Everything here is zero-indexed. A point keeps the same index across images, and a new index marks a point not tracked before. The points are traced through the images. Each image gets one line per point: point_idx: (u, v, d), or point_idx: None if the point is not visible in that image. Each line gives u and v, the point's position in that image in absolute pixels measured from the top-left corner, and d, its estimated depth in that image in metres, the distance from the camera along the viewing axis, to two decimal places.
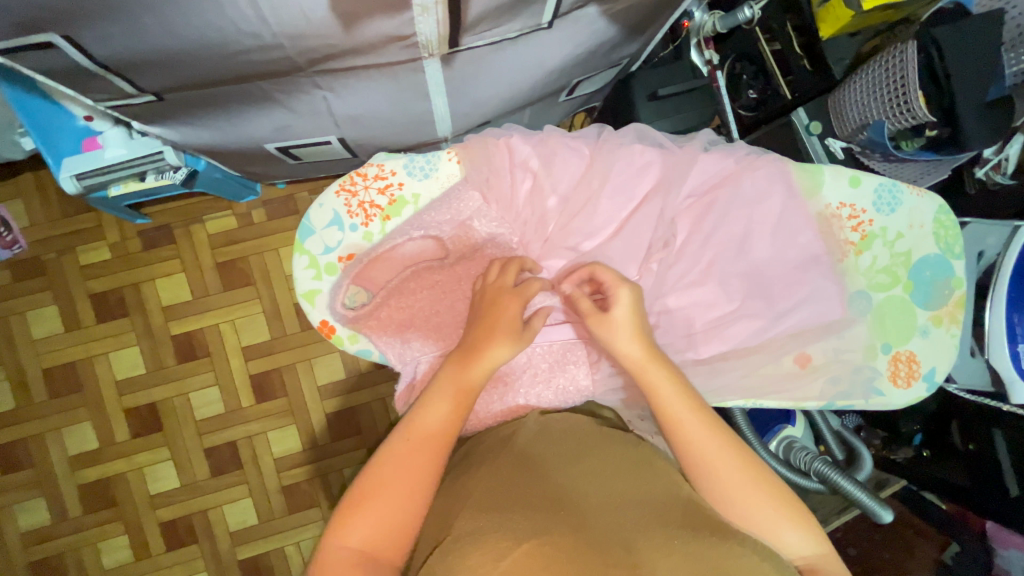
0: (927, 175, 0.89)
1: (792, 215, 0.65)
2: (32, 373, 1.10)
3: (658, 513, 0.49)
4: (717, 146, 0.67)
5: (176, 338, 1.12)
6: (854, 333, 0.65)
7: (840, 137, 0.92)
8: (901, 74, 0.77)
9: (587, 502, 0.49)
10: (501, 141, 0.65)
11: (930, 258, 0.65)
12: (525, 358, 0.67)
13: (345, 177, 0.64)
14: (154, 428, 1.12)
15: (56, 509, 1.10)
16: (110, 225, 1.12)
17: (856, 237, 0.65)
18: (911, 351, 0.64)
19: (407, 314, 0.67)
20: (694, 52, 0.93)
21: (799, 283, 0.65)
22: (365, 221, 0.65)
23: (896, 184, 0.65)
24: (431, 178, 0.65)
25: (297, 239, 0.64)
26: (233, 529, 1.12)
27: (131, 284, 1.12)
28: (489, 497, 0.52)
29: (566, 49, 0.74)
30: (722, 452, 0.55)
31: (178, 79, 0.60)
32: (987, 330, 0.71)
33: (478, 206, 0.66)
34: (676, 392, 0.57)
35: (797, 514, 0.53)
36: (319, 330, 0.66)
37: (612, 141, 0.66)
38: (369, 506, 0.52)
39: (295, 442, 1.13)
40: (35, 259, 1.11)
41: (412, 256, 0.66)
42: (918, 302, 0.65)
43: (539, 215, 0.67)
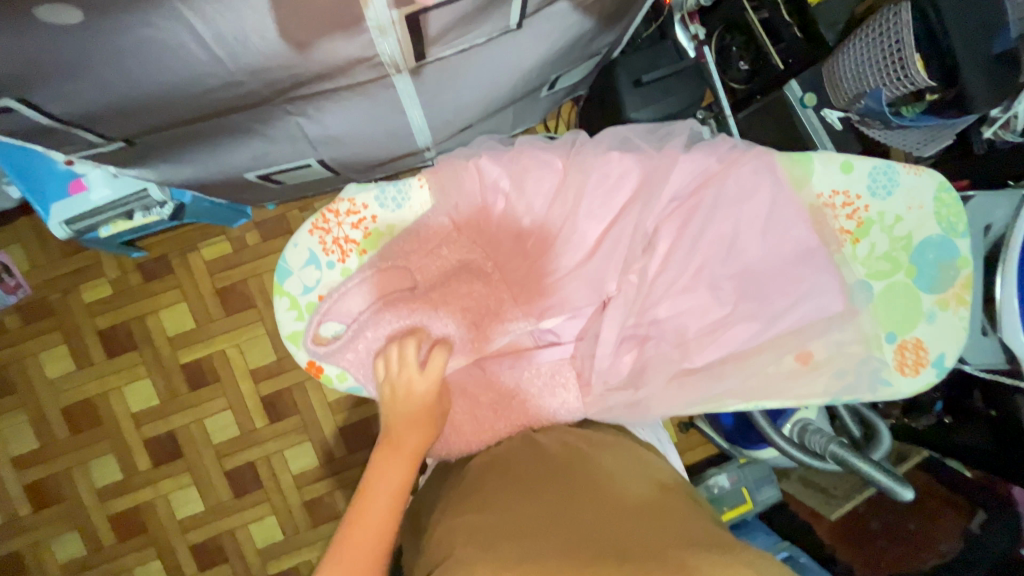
0: (931, 142, 0.85)
1: (782, 207, 0.62)
2: (52, 411, 1.13)
3: (668, 532, 0.47)
4: (700, 142, 0.64)
5: (186, 367, 1.14)
6: (858, 325, 0.61)
7: (837, 106, 0.88)
8: (897, 36, 0.74)
9: (568, 521, 0.48)
10: (470, 163, 0.64)
11: (936, 239, 0.62)
12: (512, 383, 0.66)
13: (317, 216, 0.65)
14: (174, 455, 1.14)
15: (90, 539, 1.14)
16: (109, 260, 1.12)
17: (851, 225, 0.63)
18: (917, 338, 0.62)
19: (383, 342, 0.63)
20: (678, 27, 0.87)
21: (796, 279, 0.62)
22: (342, 257, 0.65)
23: (891, 165, 0.62)
24: (403, 209, 0.65)
25: (276, 281, 0.65)
26: (261, 546, 1.15)
27: (136, 317, 1.13)
28: (479, 525, 0.50)
29: (540, 49, 0.72)
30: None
31: (145, 124, 0.60)
32: (999, 308, 0.65)
33: (449, 229, 0.65)
34: None
35: None
36: (308, 371, 0.66)
37: (587, 147, 0.65)
38: (363, 511, 0.50)
39: (313, 457, 1.15)
40: (40, 300, 1.12)
41: (381, 288, 0.64)
42: (921, 287, 0.62)
43: (516, 235, 0.65)
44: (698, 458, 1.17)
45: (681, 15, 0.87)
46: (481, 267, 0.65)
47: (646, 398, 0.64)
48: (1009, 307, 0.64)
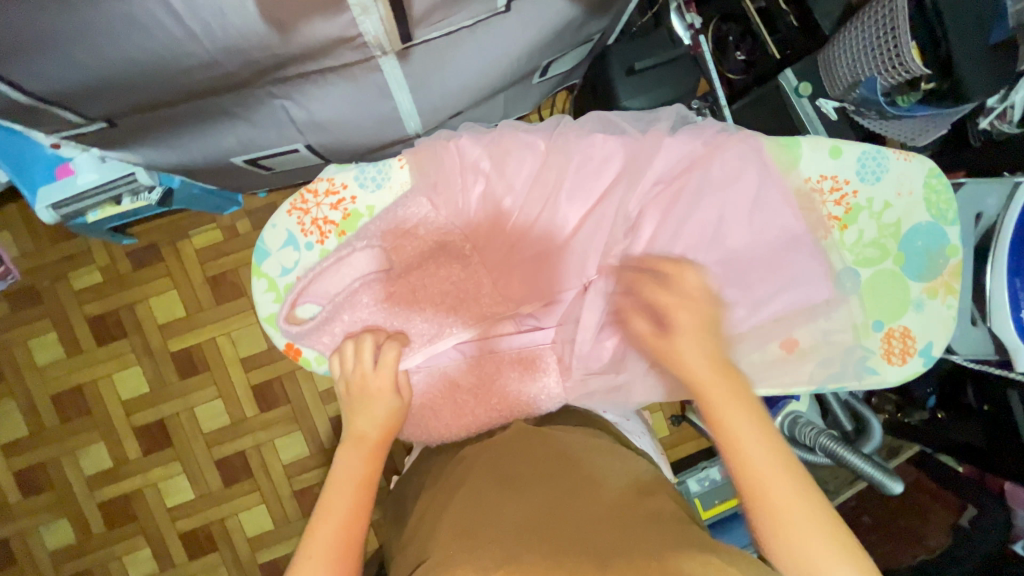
0: (926, 133, 0.84)
1: (768, 192, 0.61)
2: (41, 398, 1.12)
3: (639, 531, 0.44)
4: (687, 125, 0.63)
5: (176, 355, 1.13)
6: (843, 313, 0.61)
7: (833, 96, 0.87)
8: (891, 24, 0.73)
9: (529, 511, 0.48)
10: (450, 143, 0.63)
11: (924, 226, 0.62)
12: (495, 370, 0.65)
13: (295, 196, 0.64)
14: (164, 444, 1.14)
15: (80, 527, 1.14)
16: (99, 248, 1.12)
17: (840, 211, 0.62)
18: (905, 326, 0.61)
19: (360, 327, 0.63)
20: (675, 18, 0.87)
21: (781, 265, 0.62)
22: (320, 238, 0.64)
23: (880, 150, 0.61)
24: (383, 189, 0.63)
25: (254, 262, 0.64)
26: (251, 535, 1.15)
27: (126, 305, 1.12)
28: (464, 523, 0.48)
29: (528, 33, 0.71)
30: (759, 436, 0.48)
31: (125, 105, 0.59)
32: (990, 298, 0.65)
33: (427, 211, 0.64)
34: (718, 393, 0.51)
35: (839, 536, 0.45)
36: (286, 353, 0.65)
37: (571, 130, 0.64)
38: (329, 505, 0.51)
39: (303, 447, 1.14)
40: (30, 287, 1.12)
41: (358, 269, 0.63)
42: (909, 273, 0.62)
43: (495, 217, 0.65)
44: (689, 451, 1.17)
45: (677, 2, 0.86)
46: (457, 248, 0.66)
47: (628, 384, 0.64)
48: (999, 295, 0.64)
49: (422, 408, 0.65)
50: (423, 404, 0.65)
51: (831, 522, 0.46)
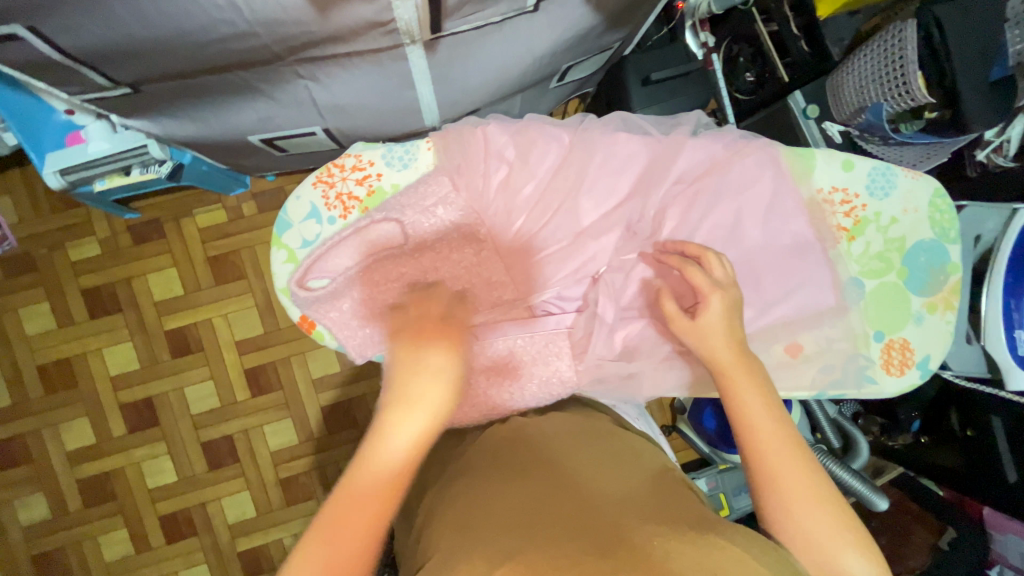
0: (928, 159, 0.88)
1: (782, 199, 0.64)
2: (28, 369, 1.10)
3: (668, 520, 0.43)
4: (707, 130, 0.66)
5: (170, 334, 1.12)
6: (848, 321, 0.62)
7: (838, 120, 0.90)
8: (900, 53, 0.76)
9: (543, 509, 0.45)
10: (478, 130, 0.64)
11: (927, 244, 0.64)
12: (505, 351, 0.64)
13: (321, 169, 0.63)
14: (151, 423, 1.12)
15: (56, 504, 1.11)
16: (100, 220, 1.11)
17: (848, 222, 0.64)
18: (905, 338, 0.63)
19: (368, 302, 0.64)
20: (689, 35, 0.91)
21: (791, 270, 0.64)
22: (343, 213, 0.63)
23: (889, 167, 0.64)
24: (410, 169, 0.63)
25: (274, 233, 0.63)
26: (232, 522, 1.13)
27: (122, 280, 1.11)
28: (483, 529, 0.44)
29: (553, 35, 0.73)
30: (786, 449, 0.48)
31: (152, 70, 0.59)
32: (983, 316, 0.68)
33: (446, 191, 0.64)
34: (736, 373, 0.52)
35: (837, 521, 0.45)
36: (300, 326, 0.64)
37: (596, 127, 0.65)
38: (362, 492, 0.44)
39: (291, 434, 1.14)
40: (25, 254, 1.10)
41: (375, 244, 0.63)
42: (912, 287, 0.63)
43: (511, 205, 0.66)
44: (678, 462, 1.18)
45: (692, 22, 0.91)
46: (476, 232, 0.66)
47: (640, 373, 0.66)
48: (994, 319, 0.67)
49: None
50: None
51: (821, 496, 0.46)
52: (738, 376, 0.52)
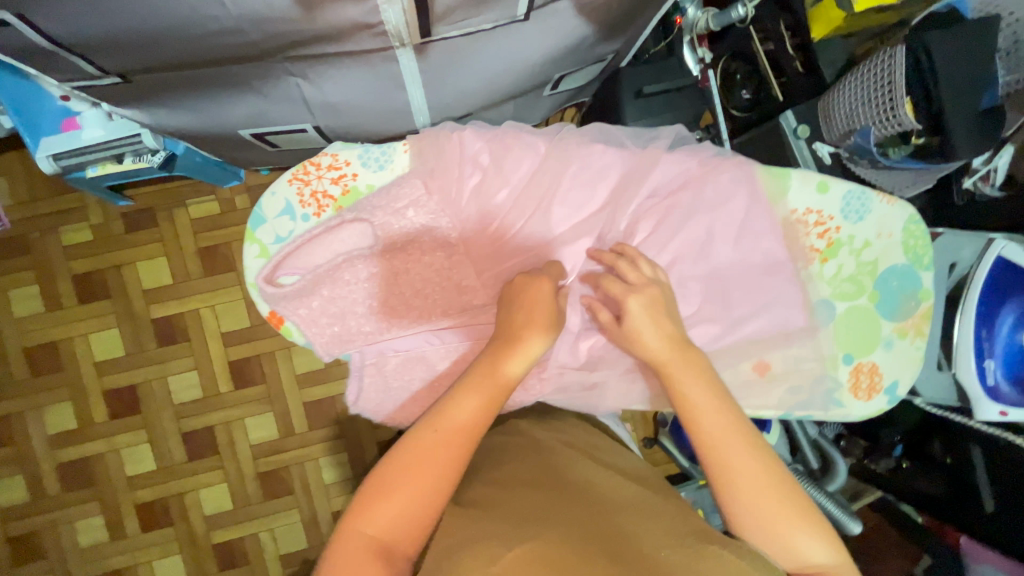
0: (914, 185, 0.89)
1: (757, 217, 0.64)
2: (15, 351, 1.10)
3: (660, 521, 0.49)
4: (685, 146, 0.66)
5: (157, 322, 1.12)
6: (817, 343, 0.63)
7: (829, 141, 0.91)
8: (889, 77, 0.77)
9: (543, 502, 0.51)
10: (453, 134, 0.64)
11: (899, 267, 0.65)
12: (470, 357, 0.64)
13: (297, 165, 0.62)
14: (134, 410, 1.12)
15: (34, 487, 1.10)
16: (94, 206, 1.11)
17: (821, 244, 0.64)
18: (874, 363, 0.63)
19: (339, 302, 0.64)
20: (688, 50, 0.91)
21: (762, 288, 0.64)
22: (317, 211, 0.63)
23: (865, 191, 0.63)
24: (385, 170, 0.63)
25: (248, 227, 0.63)
26: (209, 514, 1.13)
27: (113, 267, 1.12)
28: (501, 514, 0.50)
29: (544, 44, 0.74)
30: (745, 452, 0.52)
31: (142, 61, 0.60)
32: (956, 344, 0.69)
33: (419, 194, 0.64)
34: (683, 375, 0.55)
35: (799, 515, 0.51)
36: (268, 321, 0.64)
37: (573, 137, 0.65)
38: (391, 492, 0.50)
39: (272, 428, 1.14)
40: (18, 236, 1.10)
41: (348, 243, 0.63)
42: (883, 312, 0.64)
43: (485, 210, 0.66)
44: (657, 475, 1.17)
45: (690, 37, 0.91)
46: (445, 234, 0.65)
47: (602, 384, 0.69)
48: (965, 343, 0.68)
49: (397, 389, 0.66)
50: (399, 385, 0.66)
51: (789, 489, 0.52)
52: (685, 378, 0.55)
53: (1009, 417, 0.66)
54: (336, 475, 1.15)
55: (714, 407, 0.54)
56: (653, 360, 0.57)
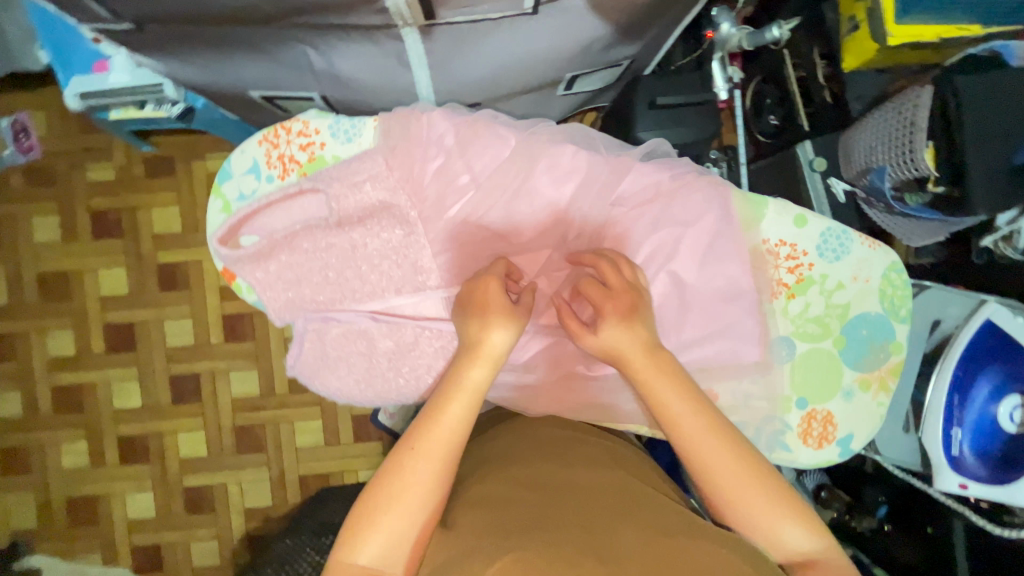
0: (921, 236, 0.86)
1: (724, 242, 0.67)
2: (30, 274, 1.16)
3: (645, 520, 0.48)
4: (658, 158, 0.68)
5: (161, 267, 1.17)
6: (772, 378, 0.66)
7: (845, 177, 0.88)
8: (912, 119, 0.74)
9: (534, 510, 0.50)
10: (421, 115, 0.65)
11: (868, 316, 0.68)
12: (412, 337, 0.67)
13: (269, 128, 0.66)
14: (129, 347, 1.17)
15: (29, 404, 1.16)
16: (121, 148, 1.16)
17: (790, 279, 0.67)
18: (828, 412, 0.67)
19: (293, 267, 0.66)
20: (717, 65, 0.87)
21: (719, 315, 0.67)
22: (282, 174, 0.66)
23: (844, 232, 0.67)
24: (352, 143, 0.66)
25: (216, 181, 0.67)
26: (184, 457, 1.17)
27: (129, 208, 1.16)
28: (494, 524, 0.49)
29: (553, 42, 0.73)
30: (726, 454, 0.53)
31: (152, 11, 0.63)
32: (930, 407, 0.77)
33: (380, 169, 0.65)
34: (657, 382, 0.55)
35: (781, 502, 0.52)
36: (221, 275, 0.68)
37: (542, 134, 0.67)
38: (377, 520, 0.52)
39: (254, 385, 1.17)
40: (47, 167, 1.16)
41: (306, 210, 0.66)
42: (847, 359, 0.68)
43: (444, 194, 0.67)
44: None
45: (722, 52, 0.88)
46: (403, 210, 0.66)
47: (531, 387, 0.70)
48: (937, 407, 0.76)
49: (331, 358, 0.68)
50: (336, 356, 0.68)
51: (771, 484, 0.53)
52: (658, 382, 0.55)
53: (968, 490, 0.75)
54: (308, 441, 1.17)
55: (692, 417, 0.54)
56: (622, 357, 0.56)
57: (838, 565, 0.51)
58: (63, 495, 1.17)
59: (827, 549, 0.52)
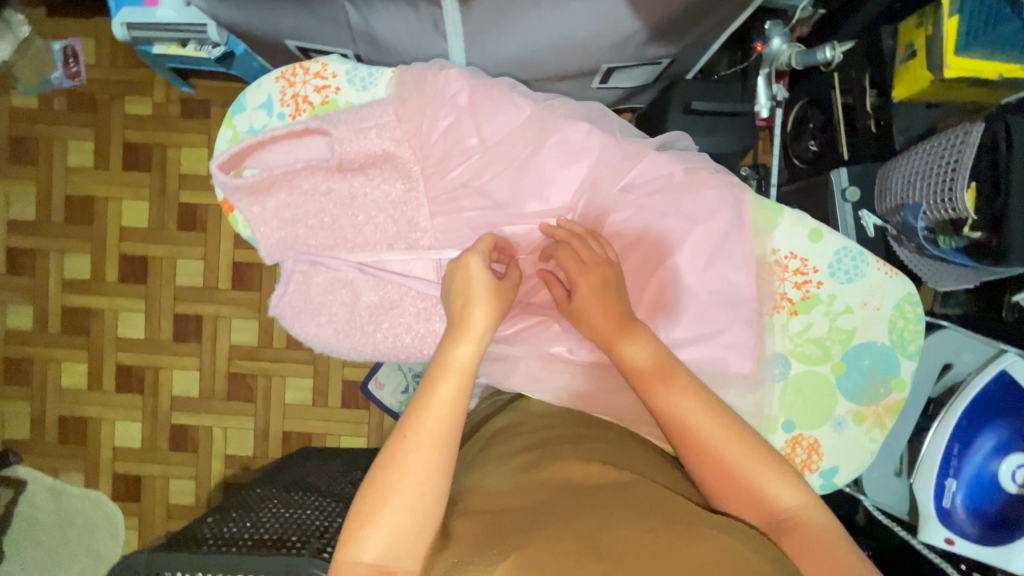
0: (951, 281, 0.81)
1: (733, 246, 0.66)
2: (58, 195, 1.20)
3: (638, 505, 0.46)
4: (672, 150, 0.68)
5: (182, 206, 1.19)
6: (765, 392, 0.66)
7: (878, 212, 0.83)
8: (957, 157, 0.70)
9: (534, 506, 0.49)
10: (438, 72, 0.67)
11: (876, 346, 0.67)
12: (397, 294, 0.70)
13: (288, 66, 0.68)
14: (140, 279, 1.19)
15: (40, 319, 1.20)
16: (161, 85, 1.19)
17: (796, 295, 0.67)
18: (814, 438, 0.67)
19: (291, 205, 0.69)
20: (763, 81, 0.87)
21: (713, 318, 0.66)
22: (293, 113, 0.69)
23: (859, 255, 0.67)
24: (367, 91, 0.68)
25: (229, 111, 0.70)
26: (175, 395, 1.19)
27: (161, 145, 1.19)
28: (496, 527, 0.48)
29: (591, 28, 0.71)
30: (710, 421, 0.52)
31: None
32: (925, 457, 0.75)
33: (389, 119, 0.67)
34: (652, 377, 0.54)
35: (766, 457, 0.51)
36: (220, 205, 0.71)
37: (557, 109, 0.68)
38: (379, 515, 0.48)
39: (253, 335, 1.18)
40: (89, 94, 1.19)
41: (311, 151, 0.69)
42: (843, 388, 0.67)
43: (444, 155, 0.69)
44: None
45: (770, 68, 0.87)
46: (404, 164, 0.69)
47: (512, 361, 0.70)
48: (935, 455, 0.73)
49: (312, 302, 0.71)
50: (319, 301, 0.71)
51: (757, 446, 0.52)
52: (659, 386, 0.54)
53: (953, 547, 0.72)
54: (296, 399, 1.18)
55: (684, 416, 0.52)
56: (635, 370, 0.55)
57: (823, 520, 0.49)
58: (57, 412, 1.20)
59: (809, 503, 0.50)
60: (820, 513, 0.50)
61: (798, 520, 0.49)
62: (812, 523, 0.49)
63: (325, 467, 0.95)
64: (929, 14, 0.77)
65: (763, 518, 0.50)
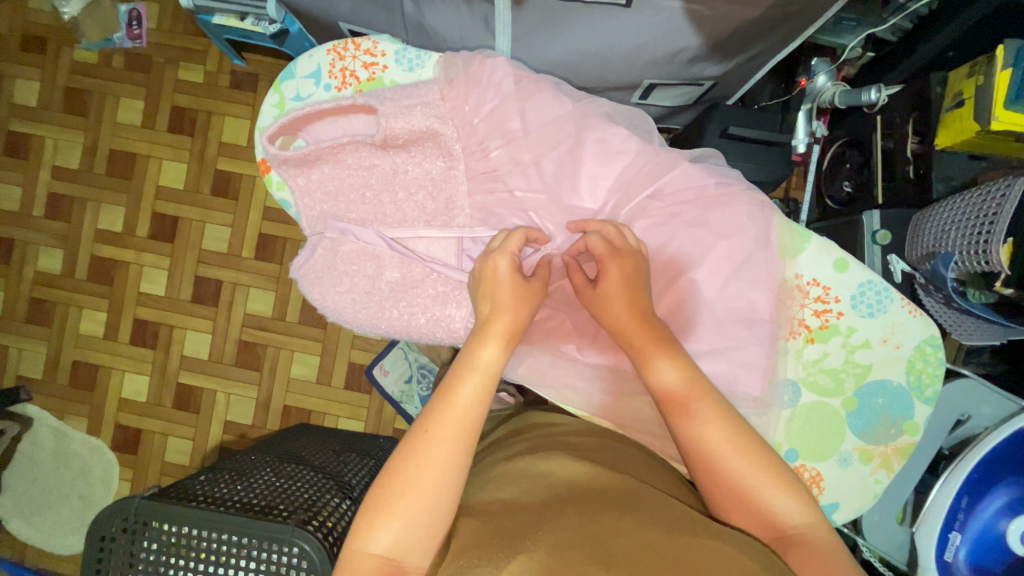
0: (974, 334, 0.79)
1: (757, 264, 0.66)
2: (103, 148, 1.24)
3: (645, 516, 0.45)
4: (704, 164, 0.69)
5: (218, 173, 1.22)
6: (774, 415, 0.65)
7: (907, 259, 0.81)
8: (995, 209, 0.69)
9: (540, 505, 0.48)
10: (484, 61, 0.68)
11: (890, 384, 0.66)
12: (418, 276, 0.71)
13: (340, 40, 0.71)
14: (168, 238, 1.22)
15: (69, 265, 1.24)
16: (214, 55, 1.23)
17: (815, 324, 0.66)
18: (818, 471, 0.66)
19: (331, 176, 0.72)
20: (803, 115, 0.89)
21: (728, 335, 0.65)
22: (339, 86, 0.72)
23: (883, 289, 0.65)
24: (412, 72, 0.71)
25: (278, 78, 0.73)
26: (186, 354, 1.21)
27: (206, 112, 1.23)
28: (502, 525, 0.47)
29: (638, 41, 0.72)
30: (720, 439, 0.51)
31: None
32: (931, 505, 0.71)
33: (433, 98, 0.69)
34: (669, 391, 0.54)
35: (772, 470, 0.51)
36: (257, 164, 0.74)
37: (596, 110, 0.69)
38: (395, 507, 0.48)
39: (268, 306, 1.20)
40: (146, 56, 1.24)
41: (354, 126, 0.71)
42: (853, 424, 0.66)
43: (481, 140, 0.70)
44: None
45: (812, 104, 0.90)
46: (447, 141, 0.70)
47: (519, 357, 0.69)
48: (941, 505, 0.70)
49: (334, 267, 0.72)
50: (343, 269, 0.71)
51: (765, 459, 0.51)
52: (682, 411, 0.53)
53: None
54: (301, 373, 1.19)
55: (698, 435, 0.52)
56: (660, 389, 0.54)
57: (827, 537, 0.49)
58: (70, 356, 1.23)
59: (814, 521, 0.50)
60: (823, 529, 0.50)
61: (800, 534, 0.49)
62: (812, 539, 0.49)
63: (319, 443, 0.95)
64: (980, 65, 0.76)
65: (767, 531, 0.50)
